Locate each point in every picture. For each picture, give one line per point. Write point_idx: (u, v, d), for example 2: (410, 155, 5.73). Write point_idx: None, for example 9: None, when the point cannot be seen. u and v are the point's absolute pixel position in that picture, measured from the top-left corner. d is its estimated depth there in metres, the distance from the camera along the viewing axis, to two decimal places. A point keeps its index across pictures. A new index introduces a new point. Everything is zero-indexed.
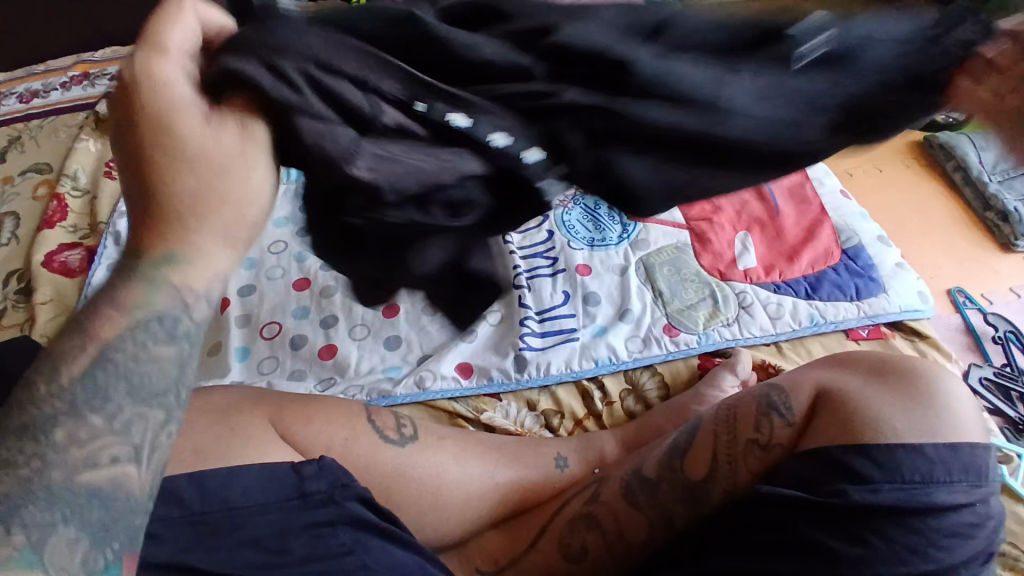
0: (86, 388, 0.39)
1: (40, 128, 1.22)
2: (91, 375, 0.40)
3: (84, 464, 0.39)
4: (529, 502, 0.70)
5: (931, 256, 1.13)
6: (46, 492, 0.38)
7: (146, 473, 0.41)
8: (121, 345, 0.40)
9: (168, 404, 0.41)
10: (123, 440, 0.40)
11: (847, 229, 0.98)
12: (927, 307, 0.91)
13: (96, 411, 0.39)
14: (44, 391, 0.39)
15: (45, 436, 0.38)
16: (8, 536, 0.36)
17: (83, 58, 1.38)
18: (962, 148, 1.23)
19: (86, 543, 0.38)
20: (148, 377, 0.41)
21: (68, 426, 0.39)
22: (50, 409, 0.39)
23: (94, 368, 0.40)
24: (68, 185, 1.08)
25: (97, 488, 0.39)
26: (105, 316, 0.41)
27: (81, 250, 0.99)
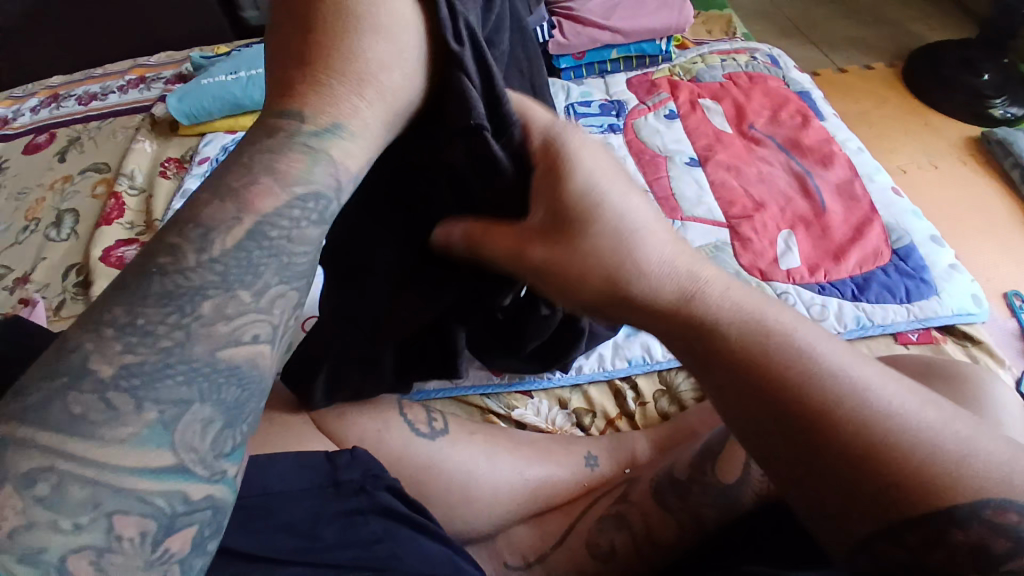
0: (238, 258, 0.38)
1: (99, 129, 1.29)
2: (243, 248, 0.39)
3: (227, 341, 0.38)
4: (559, 500, 0.69)
5: (987, 256, 1.09)
6: (185, 365, 0.36)
7: (276, 352, 0.41)
8: (278, 221, 0.40)
9: (304, 289, 0.41)
10: (267, 320, 0.39)
11: (897, 228, 0.94)
12: (982, 310, 0.86)
13: (242, 287, 0.39)
14: (194, 260, 0.37)
15: (191, 308, 0.37)
16: (139, 413, 0.35)
17: (140, 63, 1.45)
18: (1021, 144, 1.20)
19: (217, 426, 0.38)
20: (295, 260, 0.40)
21: (217, 299, 0.38)
22: (199, 280, 0.37)
23: (248, 239, 0.39)
24: (125, 184, 1.14)
25: (237, 365, 0.38)
26: (262, 186, 0.39)
27: (136, 245, 1.04)
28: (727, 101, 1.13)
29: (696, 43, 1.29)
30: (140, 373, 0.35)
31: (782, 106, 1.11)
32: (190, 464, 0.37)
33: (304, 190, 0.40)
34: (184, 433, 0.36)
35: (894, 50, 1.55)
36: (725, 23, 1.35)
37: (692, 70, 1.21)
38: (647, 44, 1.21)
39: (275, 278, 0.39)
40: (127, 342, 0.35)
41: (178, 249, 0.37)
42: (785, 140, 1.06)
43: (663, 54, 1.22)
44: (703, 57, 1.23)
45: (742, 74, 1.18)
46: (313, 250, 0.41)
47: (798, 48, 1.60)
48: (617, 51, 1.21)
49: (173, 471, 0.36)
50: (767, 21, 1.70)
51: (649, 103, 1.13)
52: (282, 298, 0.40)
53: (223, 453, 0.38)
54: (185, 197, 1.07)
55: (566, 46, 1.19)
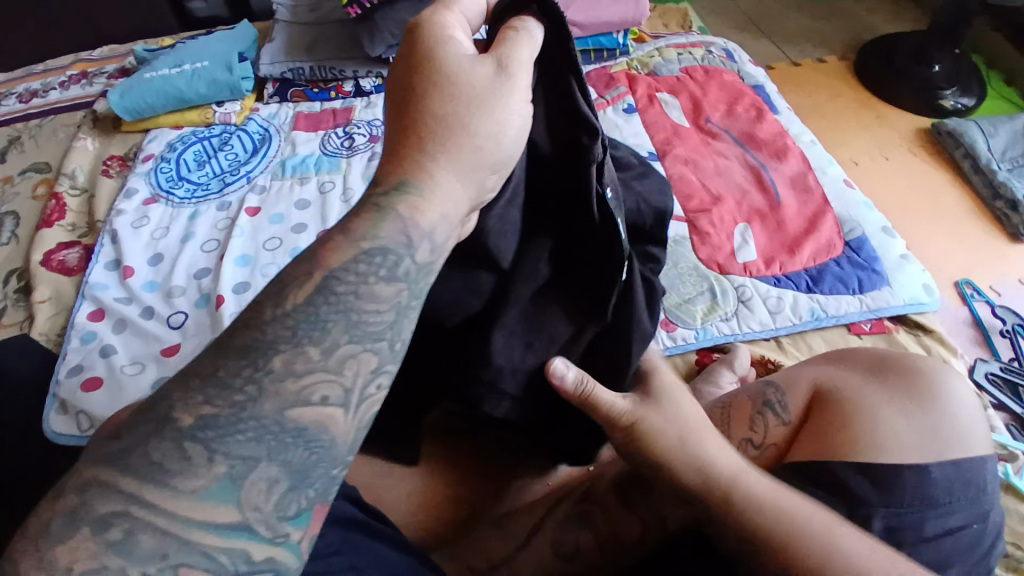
0: (310, 308, 0.39)
1: (39, 127, 1.23)
2: (313, 303, 0.39)
3: (294, 402, 0.37)
4: (524, 501, 0.67)
5: (938, 246, 1.12)
6: (256, 423, 0.36)
7: (349, 418, 0.39)
8: (345, 275, 0.40)
9: (382, 349, 0.40)
10: (336, 380, 0.39)
11: (850, 220, 0.95)
12: (932, 299, 0.89)
13: (310, 342, 0.38)
14: (270, 313, 0.39)
15: (263, 362, 0.37)
16: (211, 464, 0.35)
17: (82, 57, 1.38)
18: (971, 136, 1.23)
19: (284, 487, 0.37)
20: (365, 318, 0.40)
21: (288, 355, 0.38)
22: (272, 334, 0.38)
23: (317, 292, 0.39)
24: (66, 185, 1.08)
25: (303, 427, 0.37)
26: (335, 243, 0.41)
27: (79, 249, 1.00)
28: (684, 94, 1.13)
29: (655, 36, 1.29)
30: (213, 424, 0.36)
31: (738, 99, 1.12)
32: (253, 523, 0.36)
33: (370, 243, 0.41)
34: (254, 488, 0.36)
35: (849, 43, 1.58)
36: (683, 16, 1.35)
37: (650, 63, 1.21)
38: (604, 37, 1.20)
39: (342, 337, 0.39)
40: (206, 394, 0.36)
41: (268, 325, 0.38)
42: (740, 134, 1.06)
43: (622, 47, 1.21)
44: (661, 50, 1.23)
45: (699, 67, 1.18)
46: (386, 304, 0.40)
47: (755, 41, 1.61)
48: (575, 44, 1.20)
49: (238, 527, 0.35)
50: (727, 14, 1.71)
51: (608, 97, 1.12)
52: (353, 359, 0.39)
53: (287, 517, 0.37)
54: (130, 197, 1.03)
55: None
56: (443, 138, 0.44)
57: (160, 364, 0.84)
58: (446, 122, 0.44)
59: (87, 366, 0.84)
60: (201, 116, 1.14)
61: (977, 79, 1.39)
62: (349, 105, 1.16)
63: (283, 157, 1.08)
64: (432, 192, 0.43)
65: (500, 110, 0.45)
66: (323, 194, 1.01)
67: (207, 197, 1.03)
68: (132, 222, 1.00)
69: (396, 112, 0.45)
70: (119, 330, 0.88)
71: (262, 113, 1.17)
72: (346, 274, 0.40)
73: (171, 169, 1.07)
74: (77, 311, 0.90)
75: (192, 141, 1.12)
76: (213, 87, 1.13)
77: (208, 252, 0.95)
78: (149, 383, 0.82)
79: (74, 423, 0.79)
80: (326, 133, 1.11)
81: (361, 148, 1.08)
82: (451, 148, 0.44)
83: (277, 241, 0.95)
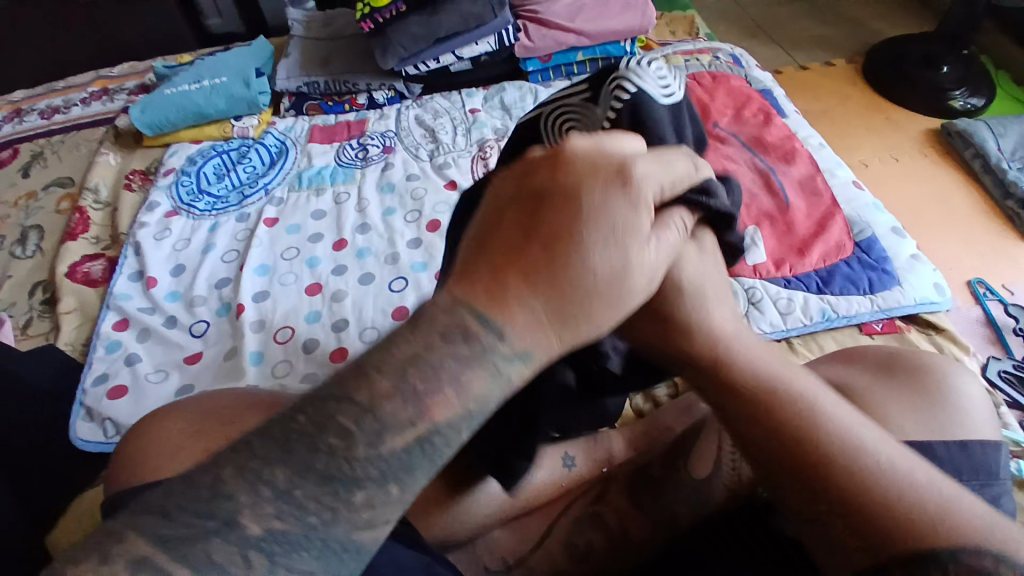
0: (405, 459, 0.32)
1: (62, 143, 1.26)
2: (408, 452, 0.32)
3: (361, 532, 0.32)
4: (540, 500, 0.67)
5: (949, 246, 1.12)
6: (321, 545, 0.31)
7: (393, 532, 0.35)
8: (449, 432, 0.33)
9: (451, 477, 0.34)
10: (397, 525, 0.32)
11: (859, 221, 0.96)
12: (943, 298, 0.89)
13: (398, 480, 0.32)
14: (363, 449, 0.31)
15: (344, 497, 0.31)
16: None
17: (103, 74, 1.42)
18: (981, 136, 1.23)
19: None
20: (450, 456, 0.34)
21: (371, 492, 0.32)
22: (361, 471, 0.31)
23: (418, 448, 0.32)
24: (90, 199, 1.12)
25: (364, 548, 0.32)
26: (441, 396, 0.32)
27: (103, 261, 1.03)
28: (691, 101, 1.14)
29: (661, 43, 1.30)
30: (277, 540, 0.30)
31: (745, 104, 1.13)
32: None
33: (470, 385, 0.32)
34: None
35: (856, 46, 1.59)
36: (689, 23, 1.37)
37: None
38: (610, 45, 1.23)
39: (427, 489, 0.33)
40: (278, 510, 0.30)
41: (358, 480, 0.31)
42: (748, 138, 1.08)
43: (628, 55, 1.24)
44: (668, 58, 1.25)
45: (707, 73, 1.19)
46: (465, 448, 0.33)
47: (762, 45, 1.63)
48: (582, 53, 1.22)
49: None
50: (733, 20, 1.73)
51: None
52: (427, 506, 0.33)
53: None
54: (152, 209, 1.06)
55: (532, 49, 1.19)
56: (571, 278, 0.34)
57: (183, 371, 0.86)
58: (567, 274, 0.34)
59: (112, 374, 0.87)
60: (220, 131, 1.18)
61: (986, 80, 1.39)
62: (362, 117, 1.19)
63: (300, 169, 1.10)
64: (535, 334, 0.34)
65: (634, 245, 0.35)
66: (338, 205, 1.04)
67: (226, 209, 1.06)
68: (154, 234, 1.02)
69: (488, 219, 0.36)
70: (142, 338, 0.90)
71: (278, 126, 1.20)
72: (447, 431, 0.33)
73: (191, 182, 1.10)
74: (102, 321, 0.92)
75: (211, 154, 1.15)
76: (231, 102, 1.16)
77: (228, 262, 0.98)
78: (172, 390, 0.84)
79: (100, 430, 0.82)
80: (340, 145, 1.14)
81: (374, 158, 1.10)
82: (565, 291, 0.34)
83: (294, 251, 0.98)
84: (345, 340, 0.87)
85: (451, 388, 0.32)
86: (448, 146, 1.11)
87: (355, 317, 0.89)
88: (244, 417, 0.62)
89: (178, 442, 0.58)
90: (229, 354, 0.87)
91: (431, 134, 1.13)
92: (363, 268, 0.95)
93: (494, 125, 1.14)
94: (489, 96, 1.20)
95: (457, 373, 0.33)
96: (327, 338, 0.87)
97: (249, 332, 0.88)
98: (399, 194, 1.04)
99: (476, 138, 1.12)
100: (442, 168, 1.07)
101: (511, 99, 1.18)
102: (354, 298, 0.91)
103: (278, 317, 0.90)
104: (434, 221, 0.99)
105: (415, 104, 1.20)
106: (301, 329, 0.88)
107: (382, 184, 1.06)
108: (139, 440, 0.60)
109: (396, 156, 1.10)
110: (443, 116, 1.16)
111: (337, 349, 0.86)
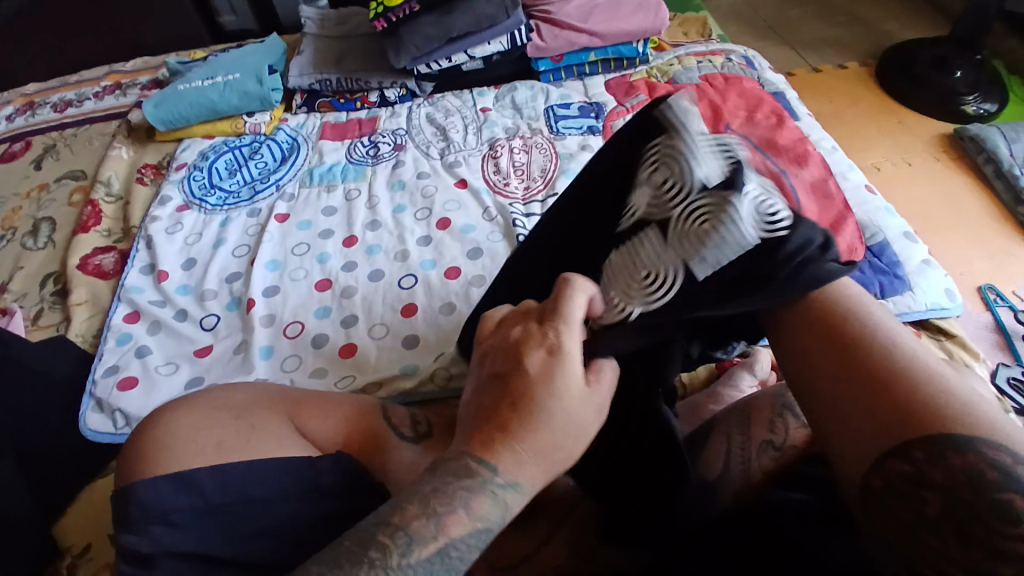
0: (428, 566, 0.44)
1: (75, 136, 1.27)
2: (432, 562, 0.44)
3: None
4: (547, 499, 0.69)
5: (960, 251, 1.12)
6: None
7: None
8: (461, 543, 0.45)
9: None
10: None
11: (871, 225, 0.96)
12: (955, 304, 0.89)
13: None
14: (397, 561, 0.43)
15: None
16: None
17: (116, 69, 1.43)
18: (993, 141, 1.23)
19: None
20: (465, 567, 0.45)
21: None
22: None
23: (438, 560, 0.44)
24: (102, 191, 1.12)
25: None
26: (455, 516, 0.45)
27: (114, 253, 1.03)
28: (703, 102, 1.14)
29: (674, 45, 1.31)
30: None
31: (757, 106, 1.13)
32: None
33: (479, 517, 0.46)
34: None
35: (868, 49, 1.58)
36: (702, 24, 1.36)
37: (669, 71, 1.22)
38: (624, 46, 1.22)
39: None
40: None
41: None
42: (760, 140, 1.08)
43: (641, 56, 1.23)
44: (680, 59, 1.25)
45: (719, 75, 1.19)
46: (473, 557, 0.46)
47: (774, 48, 1.62)
48: (595, 54, 1.22)
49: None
50: (744, 22, 1.72)
51: (627, 105, 1.15)
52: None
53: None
54: (164, 203, 1.07)
55: (544, 49, 1.20)
56: (539, 435, 0.47)
57: (193, 364, 0.86)
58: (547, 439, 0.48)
59: (122, 366, 0.87)
60: (232, 127, 1.18)
61: (1000, 85, 1.39)
62: (373, 115, 1.19)
63: (311, 166, 1.11)
64: (523, 471, 0.47)
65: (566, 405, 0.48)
66: (349, 201, 1.04)
67: (237, 204, 1.06)
68: (166, 228, 1.03)
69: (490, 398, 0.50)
70: (153, 331, 0.91)
71: (290, 123, 1.20)
72: (462, 542, 0.45)
73: (204, 177, 1.10)
74: (114, 313, 0.93)
75: (223, 150, 1.15)
76: (243, 98, 1.17)
77: (239, 257, 0.98)
78: (182, 382, 0.84)
79: (110, 421, 0.82)
80: (352, 142, 1.14)
81: (385, 156, 1.11)
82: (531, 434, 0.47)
83: (304, 246, 0.98)
84: (354, 336, 0.87)
85: (461, 511, 0.45)
86: (458, 144, 1.11)
87: (365, 313, 0.90)
88: (254, 411, 0.63)
89: (190, 433, 0.59)
90: (239, 348, 0.87)
91: (442, 133, 1.14)
92: (373, 264, 0.95)
93: (505, 124, 1.14)
94: (500, 95, 1.20)
95: (467, 501, 0.46)
96: (336, 334, 0.88)
97: (259, 325, 0.88)
98: (410, 191, 1.05)
99: (487, 137, 1.12)
100: (453, 166, 1.07)
101: (523, 99, 1.18)
102: (364, 294, 0.92)
103: (288, 312, 0.90)
104: (444, 219, 0.99)
105: (427, 102, 1.20)
106: (310, 324, 0.89)
107: (393, 181, 1.06)
108: (151, 429, 0.60)
109: (408, 154, 1.11)
110: (454, 115, 1.17)
111: (346, 345, 0.86)
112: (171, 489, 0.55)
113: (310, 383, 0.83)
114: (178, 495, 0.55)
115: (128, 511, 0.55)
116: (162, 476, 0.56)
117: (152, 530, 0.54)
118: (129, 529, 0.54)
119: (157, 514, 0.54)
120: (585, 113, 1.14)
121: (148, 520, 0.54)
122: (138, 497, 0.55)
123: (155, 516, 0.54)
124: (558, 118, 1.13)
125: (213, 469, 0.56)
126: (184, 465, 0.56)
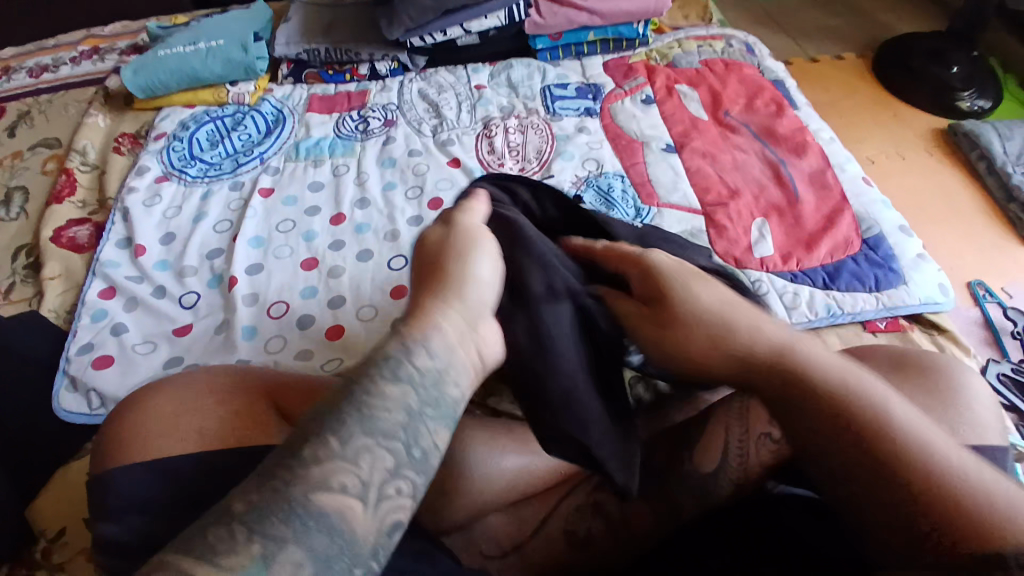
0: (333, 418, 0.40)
1: (49, 102, 1.21)
2: (342, 411, 0.40)
3: (315, 488, 0.37)
4: (539, 487, 0.66)
5: (952, 246, 1.12)
6: (290, 504, 0.37)
7: (369, 512, 0.39)
8: (372, 396, 0.41)
9: (396, 449, 0.40)
10: (351, 470, 0.39)
11: (866, 217, 0.95)
12: (947, 299, 0.88)
13: (333, 434, 0.39)
14: (308, 430, 0.39)
15: (290, 469, 0.38)
16: (249, 544, 0.35)
17: (94, 33, 1.37)
18: (987, 137, 1.22)
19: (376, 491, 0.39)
20: (379, 416, 0.40)
21: (313, 444, 0.39)
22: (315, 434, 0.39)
23: (350, 411, 0.40)
24: (77, 160, 1.07)
25: (324, 509, 0.37)
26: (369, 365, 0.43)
27: (89, 226, 0.99)
28: (702, 87, 1.12)
29: (673, 28, 1.28)
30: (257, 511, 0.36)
31: (757, 93, 1.11)
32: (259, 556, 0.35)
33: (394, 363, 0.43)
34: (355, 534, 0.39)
35: (866, 40, 1.57)
36: (703, 7, 1.33)
37: (669, 54, 1.20)
38: (624, 26, 1.20)
39: (361, 433, 0.40)
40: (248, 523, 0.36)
41: (316, 436, 0.39)
42: (758, 128, 1.06)
43: (641, 37, 1.21)
44: (680, 42, 1.22)
45: (719, 60, 1.17)
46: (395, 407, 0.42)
47: (772, 35, 1.60)
48: (594, 33, 1.20)
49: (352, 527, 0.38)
50: (744, 8, 1.70)
51: (625, 87, 1.12)
52: (367, 453, 0.39)
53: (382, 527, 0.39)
54: (142, 174, 1.02)
55: (542, 26, 1.17)
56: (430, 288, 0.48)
57: (172, 343, 0.83)
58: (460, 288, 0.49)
59: (97, 344, 0.83)
60: (214, 96, 1.13)
61: (994, 81, 1.38)
62: (363, 88, 1.15)
63: (297, 139, 1.07)
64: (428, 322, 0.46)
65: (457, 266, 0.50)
66: (337, 178, 1.01)
67: (219, 177, 1.02)
68: (144, 200, 0.99)
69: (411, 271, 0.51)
70: (130, 308, 0.87)
71: (276, 94, 1.16)
72: (369, 380, 0.42)
73: (184, 148, 1.06)
74: (87, 288, 0.89)
75: (204, 120, 1.10)
76: (227, 67, 1.12)
77: (221, 232, 0.94)
78: (161, 362, 0.81)
79: (84, 401, 0.79)
80: (340, 116, 1.10)
81: (375, 131, 1.07)
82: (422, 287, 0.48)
83: (290, 223, 0.95)
84: (341, 318, 0.84)
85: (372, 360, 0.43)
86: (452, 122, 1.08)
87: (352, 294, 0.87)
88: (238, 396, 0.60)
89: (169, 419, 0.57)
90: (220, 327, 0.84)
91: (435, 110, 1.10)
92: (362, 244, 0.92)
93: (499, 103, 1.11)
94: (495, 72, 1.16)
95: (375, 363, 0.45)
96: (322, 315, 0.85)
97: (241, 304, 0.85)
98: (401, 169, 1.01)
99: (481, 115, 1.09)
100: (446, 145, 1.04)
101: (518, 77, 1.14)
102: (352, 274, 0.89)
103: (272, 291, 0.87)
104: (436, 199, 0.96)
105: (419, 77, 1.16)
106: (296, 304, 0.85)
107: (383, 158, 1.03)
108: (130, 414, 0.58)
109: (398, 130, 1.07)
110: (448, 91, 1.13)
111: (333, 326, 0.84)
112: (145, 477, 0.54)
113: (295, 366, 0.80)
114: (156, 485, 0.54)
115: (105, 499, 0.54)
116: (140, 464, 0.55)
117: (128, 520, 0.53)
118: (103, 518, 0.53)
119: (134, 504, 0.53)
120: (582, 95, 1.11)
121: (124, 510, 0.53)
122: (113, 487, 0.54)
123: (132, 503, 0.53)
124: (554, 98, 1.10)
125: (194, 459, 0.55)
126: (164, 453, 0.55)
